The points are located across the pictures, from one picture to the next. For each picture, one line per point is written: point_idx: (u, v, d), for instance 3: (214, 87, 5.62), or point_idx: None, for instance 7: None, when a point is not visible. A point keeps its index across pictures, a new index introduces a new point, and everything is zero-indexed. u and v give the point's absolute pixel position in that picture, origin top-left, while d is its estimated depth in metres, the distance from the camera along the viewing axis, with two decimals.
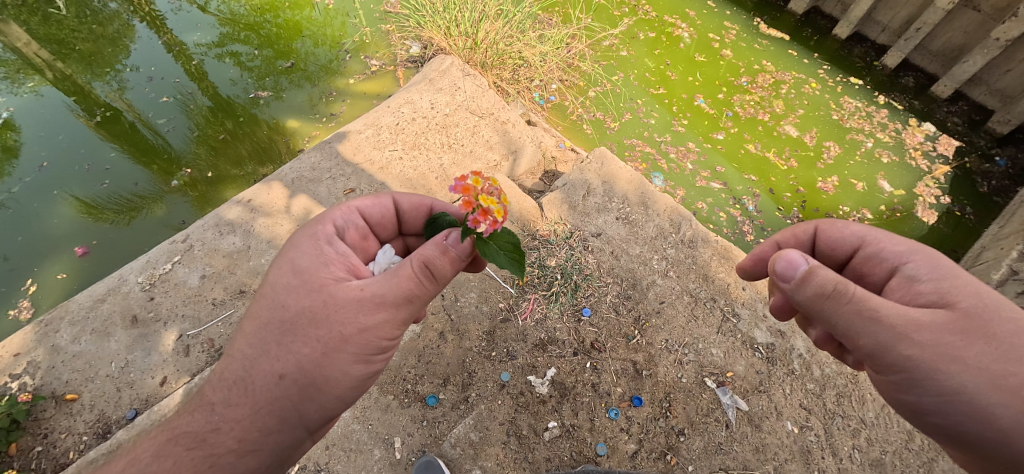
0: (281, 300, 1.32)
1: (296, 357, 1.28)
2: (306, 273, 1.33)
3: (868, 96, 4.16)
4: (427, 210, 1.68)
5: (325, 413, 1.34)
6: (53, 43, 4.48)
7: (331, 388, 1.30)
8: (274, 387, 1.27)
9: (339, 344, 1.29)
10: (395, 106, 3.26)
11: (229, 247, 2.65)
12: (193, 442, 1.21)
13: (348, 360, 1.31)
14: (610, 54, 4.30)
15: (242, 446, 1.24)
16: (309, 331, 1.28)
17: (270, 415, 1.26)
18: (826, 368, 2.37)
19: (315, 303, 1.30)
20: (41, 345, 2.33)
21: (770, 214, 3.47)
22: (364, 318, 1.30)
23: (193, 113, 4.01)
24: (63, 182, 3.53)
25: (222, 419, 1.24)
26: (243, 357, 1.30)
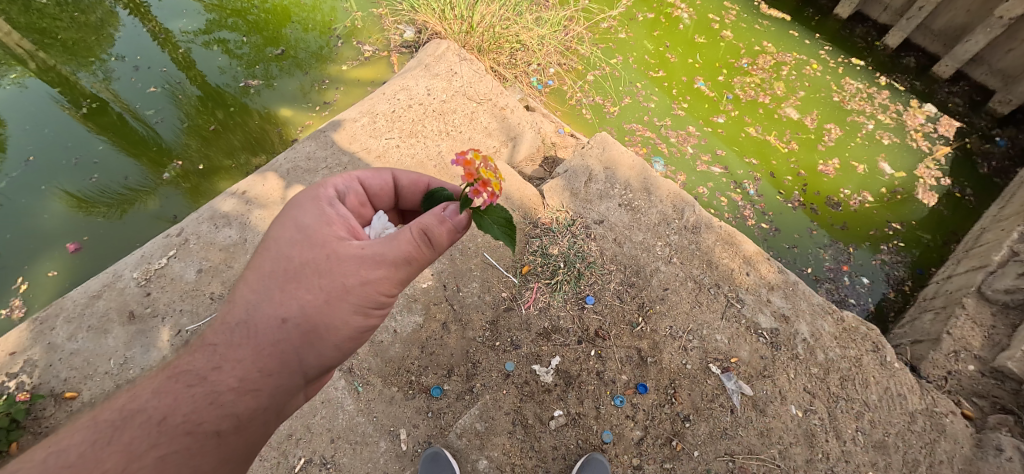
0: (285, 250, 1.31)
1: (300, 301, 1.28)
2: (309, 230, 1.33)
3: (869, 77, 4.12)
4: (426, 188, 1.62)
5: (324, 362, 1.34)
6: (35, 32, 4.35)
7: (333, 335, 1.31)
8: (276, 330, 1.26)
9: (341, 296, 1.29)
10: (391, 93, 3.19)
11: (225, 240, 2.60)
12: (193, 380, 1.19)
13: (347, 312, 1.31)
14: (608, 37, 4.22)
15: (242, 386, 1.22)
16: (312, 279, 1.28)
17: (272, 357, 1.25)
18: (830, 351, 2.37)
19: (318, 256, 1.29)
20: (37, 343, 2.29)
21: (771, 198, 3.45)
22: (365, 274, 1.29)
23: (183, 103, 3.92)
24: (52, 176, 3.45)
25: (223, 358, 1.23)
26: (246, 302, 1.29)
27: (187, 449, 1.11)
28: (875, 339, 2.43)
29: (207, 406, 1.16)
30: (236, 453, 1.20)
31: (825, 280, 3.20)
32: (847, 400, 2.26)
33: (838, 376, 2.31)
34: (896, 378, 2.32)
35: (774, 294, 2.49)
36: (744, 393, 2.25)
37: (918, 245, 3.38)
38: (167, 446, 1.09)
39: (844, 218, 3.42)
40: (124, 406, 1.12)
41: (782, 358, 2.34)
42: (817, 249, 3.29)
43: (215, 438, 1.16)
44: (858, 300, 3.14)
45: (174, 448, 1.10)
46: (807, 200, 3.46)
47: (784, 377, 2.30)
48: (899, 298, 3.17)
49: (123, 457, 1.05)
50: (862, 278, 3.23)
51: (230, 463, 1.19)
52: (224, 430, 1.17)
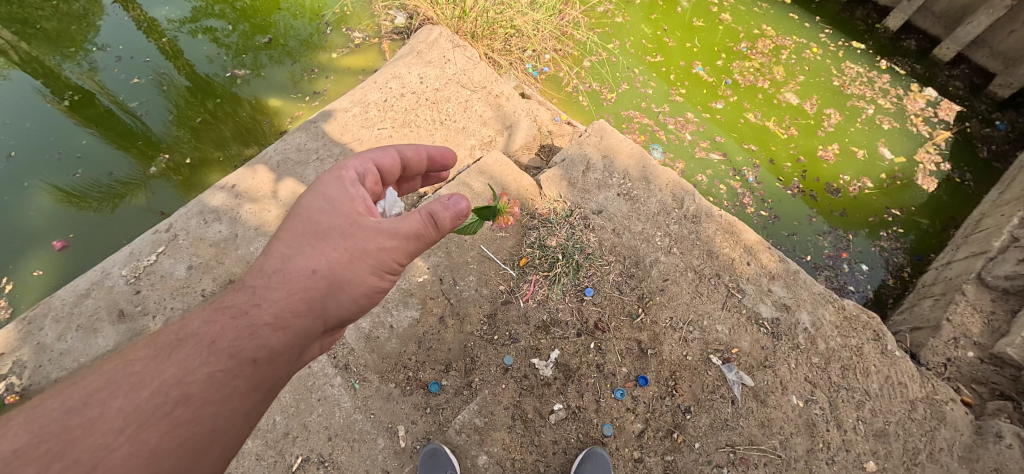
0: (314, 215, 1.40)
1: (326, 256, 1.35)
2: (336, 202, 1.42)
3: (870, 61, 4.06)
4: (427, 157, 1.79)
5: (346, 310, 1.41)
6: (16, 23, 4.22)
7: (353, 289, 1.38)
8: (306, 278, 1.33)
9: (362, 256, 1.37)
10: (383, 81, 3.11)
11: (215, 236, 2.54)
12: (237, 313, 1.25)
13: (362, 274, 1.38)
14: (604, 21, 4.13)
15: (276, 323, 1.27)
16: (338, 240, 1.37)
17: (301, 301, 1.32)
18: (831, 341, 2.36)
19: (343, 223, 1.39)
20: (25, 343, 2.24)
21: (770, 185, 3.42)
22: (381, 243, 1.38)
23: (170, 94, 3.81)
24: (37, 170, 3.37)
25: (262, 297, 1.30)
26: (282, 253, 1.36)
27: (230, 370, 1.17)
28: (876, 328, 2.41)
29: (247, 336, 1.22)
30: (270, 383, 1.25)
31: (824, 268, 3.18)
32: (848, 389, 2.25)
33: (839, 365, 2.30)
34: (897, 367, 2.31)
35: (775, 284, 2.46)
36: (745, 384, 2.23)
37: (917, 231, 3.36)
38: (215, 364, 1.16)
39: (844, 204, 3.39)
40: (179, 330, 1.19)
41: (783, 348, 2.32)
42: (816, 237, 3.27)
43: (252, 365, 1.21)
44: (858, 288, 3.13)
45: (221, 367, 1.16)
46: (807, 186, 3.43)
47: (785, 367, 2.28)
48: (898, 284, 3.16)
49: (180, 369, 1.12)
50: (862, 265, 3.21)
51: (263, 392, 1.24)
52: (260, 359, 1.22)
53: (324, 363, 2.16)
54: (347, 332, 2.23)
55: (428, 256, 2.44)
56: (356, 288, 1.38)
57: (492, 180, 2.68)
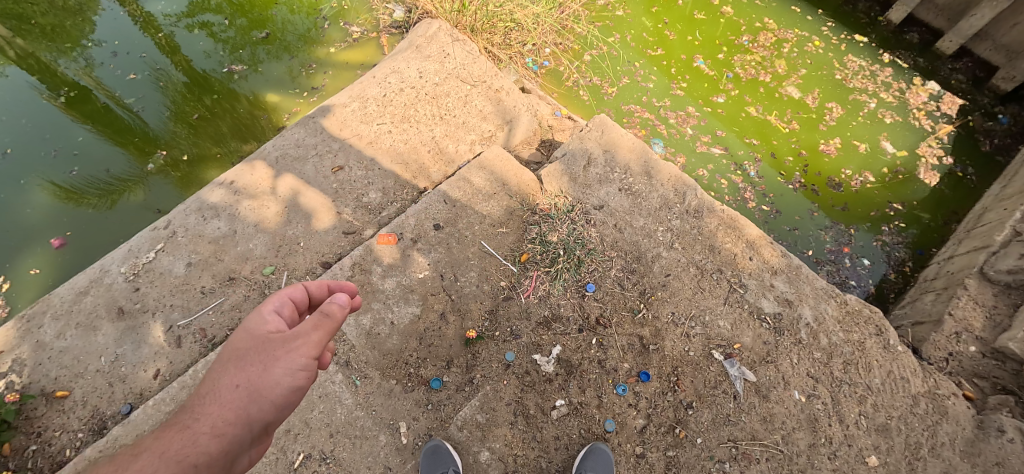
0: (231, 346, 1.40)
1: (246, 369, 1.34)
2: (248, 330, 1.43)
3: (872, 55, 4.04)
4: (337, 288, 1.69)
5: (279, 413, 1.35)
6: (11, 18, 4.18)
7: (275, 393, 1.33)
8: (231, 388, 1.32)
9: (276, 357, 1.35)
10: (382, 76, 3.09)
11: (214, 232, 2.52)
12: (178, 427, 1.25)
13: (281, 377, 1.34)
14: (605, 15, 4.09)
15: (213, 430, 1.26)
16: (252, 356, 1.36)
17: (230, 409, 1.30)
18: (833, 336, 2.35)
19: (255, 343, 1.39)
20: (25, 341, 2.23)
21: (771, 179, 3.40)
22: (291, 343, 1.36)
23: (168, 89, 3.79)
24: (34, 167, 3.35)
25: (196, 414, 1.29)
26: (209, 377, 1.37)
27: None
28: (878, 322, 2.40)
29: (188, 446, 1.21)
30: None
31: (826, 262, 3.17)
32: (850, 384, 2.25)
33: (841, 360, 2.29)
34: (899, 361, 2.31)
35: (777, 279, 2.45)
36: (747, 379, 2.23)
37: (919, 225, 3.34)
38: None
39: (846, 199, 3.37)
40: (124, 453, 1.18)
41: (785, 344, 2.31)
42: (818, 231, 3.25)
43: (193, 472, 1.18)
44: (859, 282, 3.12)
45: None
46: (808, 180, 3.41)
47: (787, 362, 2.27)
48: (899, 279, 3.15)
49: None
50: (863, 260, 3.20)
51: None
52: (200, 466, 1.19)
53: None
54: (347, 329, 2.22)
55: (429, 252, 2.42)
56: (280, 396, 1.33)
57: (493, 175, 2.67)
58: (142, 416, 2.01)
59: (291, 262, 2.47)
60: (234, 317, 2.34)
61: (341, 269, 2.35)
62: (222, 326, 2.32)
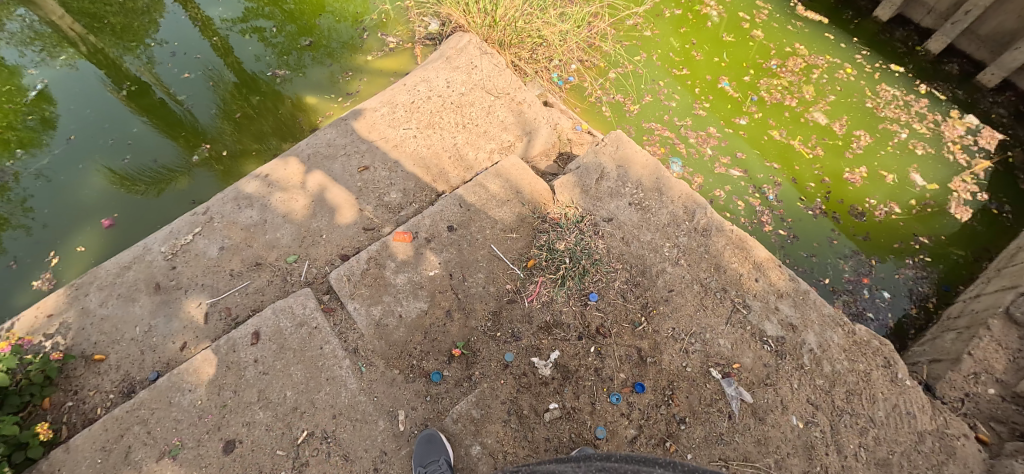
0: None
1: None
2: None
3: (907, 84, 3.96)
4: None
5: None
6: (86, 17, 4.61)
7: None
8: None
9: None
10: (411, 84, 3.27)
11: (246, 220, 2.72)
12: None
13: None
14: (633, 34, 4.18)
15: None
16: None
17: None
18: (838, 364, 2.32)
19: None
20: (72, 307, 2.46)
21: (791, 203, 3.37)
22: None
23: (219, 89, 4.11)
24: (95, 154, 3.70)
25: None
26: None
27: None
28: (887, 354, 2.37)
29: None
30: None
31: (843, 292, 3.10)
32: (852, 414, 2.22)
33: (844, 389, 2.27)
34: (906, 396, 2.27)
35: (783, 302, 2.44)
36: (744, 400, 2.23)
37: (946, 261, 3.24)
38: None
39: (868, 228, 3.31)
40: None
41: (786, 368, 2.30)
42: (836, 260, 3.20)
43: None
44: (877, 315, 3.04)
45: None
46: (830, 208, 3.37)
47: (787, 387, 2.26)
48: (921, 315, 3.06)
49: None
50: (883, 292, 3.12)
51: None
52: None
53: (335, 346, 2.28)
54: (358, 318, 2.35)
55: (440, 252, 2.53)
56: None
57: (508, 183, 2.77)
58: (167, 383, 2.18)
59: (312, 252, 2.63)
60: (257, 299, 2.52)
61: (357, 261, 2.49)
62: (245, 306, 2.50)
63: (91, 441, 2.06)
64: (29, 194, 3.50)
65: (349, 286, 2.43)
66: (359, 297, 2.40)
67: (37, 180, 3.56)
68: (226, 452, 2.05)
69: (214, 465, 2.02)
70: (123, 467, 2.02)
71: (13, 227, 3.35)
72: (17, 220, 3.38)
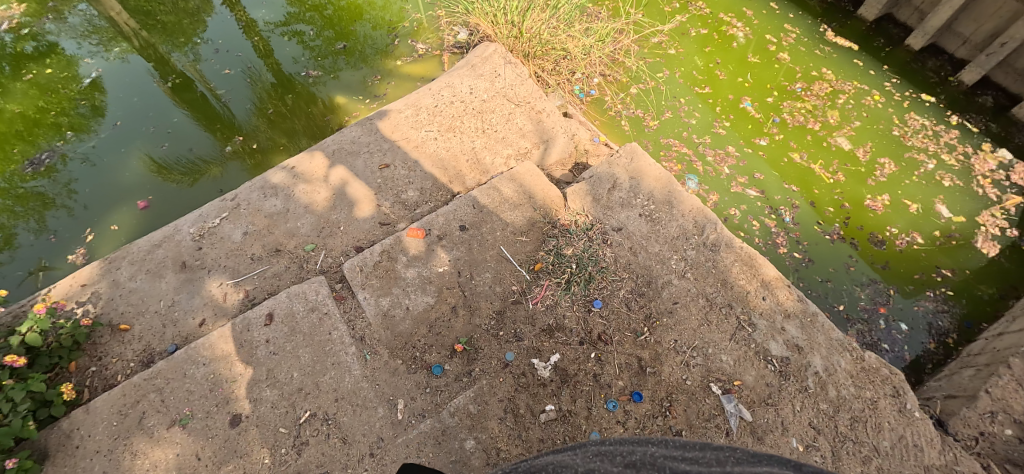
0: None
1: None
2: None
3: (938, 115, 3.88)
4: None
5: None
6: (141, 14, 4.93)
7: None
8: None
9: None
10: (436, 89, 3.39)
11: (270, 209, 2.85)
12: None
13: None
14: (658, 51, 4.23)
15: None
16: None
17: None
18: (843, 389, 2.28)
19: None
20: (104, 278, 2.62)
21: (807, 226, 3.34)
22: None
23: (257, 87, 4.34)
24: (137, 141, 3.94)
25: None
26: None
27: None
28: (896, 383, 2.31)
29: None
30: None
31: (857, 320, 3.02)
32: (855, 442, 2.17)
33: (849, 416, 2.22)
34: (914, 427, 2.21)
35: (789, 323, 2.42)
36: (743, 418, 2.21)
37: (969, 296, 3.13)
38: None
39: (887, 257, 3.24)
40: None
41: (789, 389, 2.27)
42: (853, 287, 3.13)
43: None
44: (893, 347, 2.94)
45: None
46: (848, 234, 3.31)
47: (789, 408, 2.23)
48: (940, 350, 2.95)
49: None
50: (901, 324, 3.02)
51: None
52: None
53: (342, 332, 2.36)
54: (367, 307, 2.44)
55: (451, 250, 2.60)
56: None
57: (522, 187, 2.84)
58: (183, 356, 2.30)
59: (329, 243, 2.74)
60: (274, 284, 2.63)
61: (371, 254, 2.58)
62: (262, 289, 2.61)
63: (109, 404, 2.18)
64: (74, 176, 3.76)
65: (361, 276, 2.52)
66: (369, 287, 2.48)
67: (82, 162, 3.83)
68: (232, 426, 2.13)
69: (220, 437, 2.11)
70: (136, 431, 2.13)
71: (57, 205, 3.60)
72: (61, 199, 3.63)
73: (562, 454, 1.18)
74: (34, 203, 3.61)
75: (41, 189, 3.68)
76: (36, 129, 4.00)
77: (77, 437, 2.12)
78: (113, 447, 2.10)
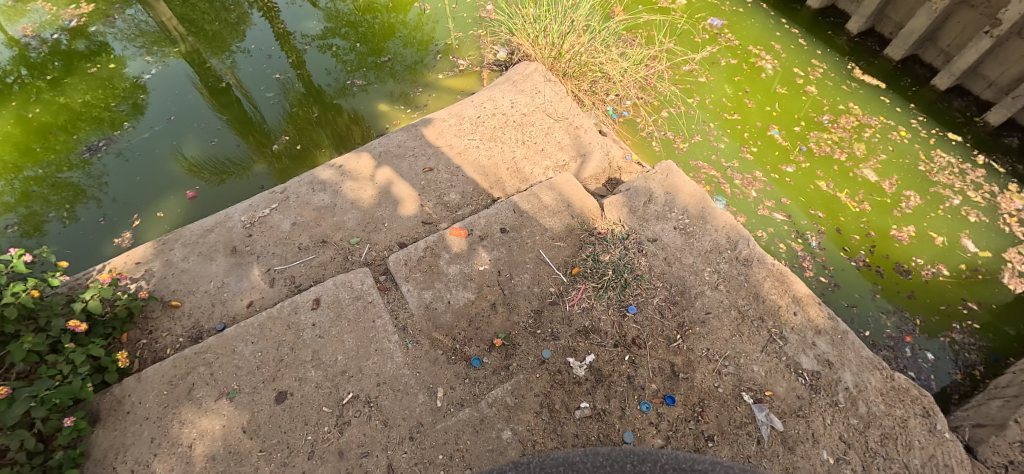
0: None
1: None
2: None
3: (964, 154, 3.99)
4: None
5: None
6: (186, 21, 5.20)
7: None
8: None
9: None
10: (479, 101, 3.56)
11: (319, 203, 2.98)
12: None
13: None
14: (687, 79, 4.41)
15: None
16: None
17: None
18: (873, 406, 2.31)
19: None
20: (157, 257, 2.74)
21: (833, 252, 3.41)
22: None
23: (289, 95, 4.55)
24: (183, 138, 4.17)
25: None
26: None
27: None
28: (926, 404, 2.34)
29: None
30: None
31: (883, 347, 3.05)
32: (885, 458, 2.19)
33: (879, 432, 2.25)
34: (944, 448, 2.23)
35: (820, 338, 2.47)
36: (774, 427, 2.25)
37: (997, 331, 3.14)
38: None
39: (913, 287, 3.29)
40: None
41: (819, 402, 2.31)
42: (878, 314, 3.18)
43: None
44: (919, 375, 2.96)
45: None
46: (874, 261, 3.38)
47: (820, 421, 2.26)
48: (966, 381, 2.95)
49: None
50: (927, 353, 3.04)
51: None
52: None
53: (385, 321, 2.44)
54: (410, 298, 2.53)
55: (491, 250, 2.70)
56: None
57: (561, 196, 2.95)
58: (233, 333, 2.38)
59: (374, 237, 2.86)
60: (319, 272, 2.74)
61: (415, 249, 2.69)
62: (308, 277, 2.72)
63: (161, 374, 2.26)
64: (106, 169, 3.94)
65: (405, 269, 2.62)
66: (412, 280, 2.58)
67: (130, 153, 4.04)
68: (278, 402, 2.21)
69: (265, 412, 2.18)
70: (184, 401, 2.20)
71: (87, 196, 3.77)
72: (92, 191, 3.80)
73: (571, 454, 1.02)
74: (67, 193, 3.78)
75: (74, 180, 3.86)
76: (79, 123, 4.22)
77: (128, 404, 2.20)
78: (162, 415, 2.17)
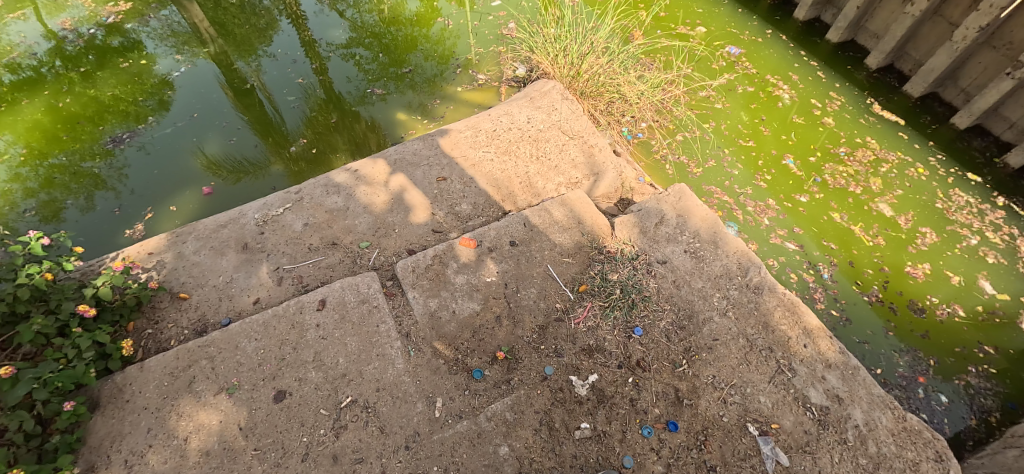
0: None
1: None
2: None
3: (983, 194, 3.93)
4: None
5: None
6: (217, 24, 5.35)
7: None
8: None
9: None
10: (496, 115, 3.60)
11: (331, 205, 3.00)
12: None
13: None
14: (704, 104, 4.42)
15: None
16: None
17: None
18: (884, 446, 2.23)
19: None
20: (170, 249, 2.77)
21: (845, 286, 3.35)
22: None
23: (309, 100, 4.63)
24: (204, 135, 4.26)
25: None
26: None
27: None
28: (939, 448, 2.25)
29: None
30: None
31: (895, 386, 2.97)
32: None
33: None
34: None
35: (830, 373, 2.41)
36: (779, 461, 2.19)
37: (1015, 377, 3.04)
38: None
39: (927, 326, 3.21)
40: None
41: (827, 439, 2.24)
42: (891, 352, 3.10)
43: None
44: (932, 418, 2.87)
45: None
46: (887, 297, 3.31)
47: (827, 459, 2.20)
48: (981, 428, 2.86)
49: None
50: (940, 395, 2.95)
51: None
52: None
53: (389, 326, 2.43)
54: (415, 306, 2.52)
55: (499, 262, 2.69)
56: None
57: (572, 213, 2.95)
58: (237, 329, 2.38)
59: (383, 242, 2.87)
60: (327, 274, 2.74)
61: (424, 256, 2.69)
62: (316, 278, 2.72)
63: (163, 365, 2.27)
64: (127, 161, 4.02)
65: (412, 276, 2.62)
66: (419, 287, 2.58)
67: (150, 146, 4.12)
68: (276, 401, 2.19)
69: (262, 410, 2.17)
70: (184, 394, 2.20)
71: (106, 187, 3.85)
72: (111, 182, 3.88)
73: None
74: (86, 181, 3.86)
75: (95, 170, 3.94)
76: (106, 115, 4.34)
77: (128, 392, 2.20)
78: (160, 406, 2.17)
